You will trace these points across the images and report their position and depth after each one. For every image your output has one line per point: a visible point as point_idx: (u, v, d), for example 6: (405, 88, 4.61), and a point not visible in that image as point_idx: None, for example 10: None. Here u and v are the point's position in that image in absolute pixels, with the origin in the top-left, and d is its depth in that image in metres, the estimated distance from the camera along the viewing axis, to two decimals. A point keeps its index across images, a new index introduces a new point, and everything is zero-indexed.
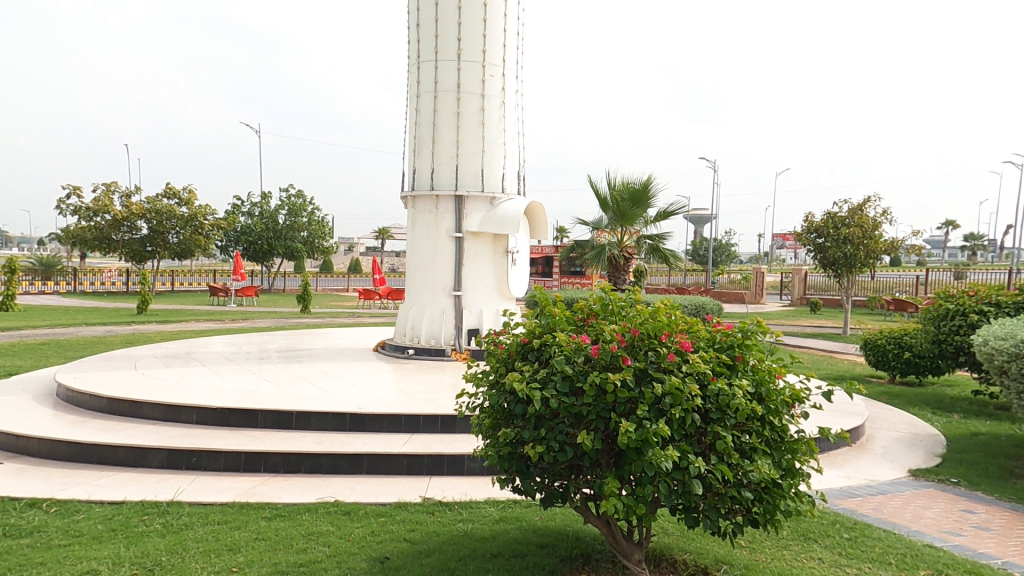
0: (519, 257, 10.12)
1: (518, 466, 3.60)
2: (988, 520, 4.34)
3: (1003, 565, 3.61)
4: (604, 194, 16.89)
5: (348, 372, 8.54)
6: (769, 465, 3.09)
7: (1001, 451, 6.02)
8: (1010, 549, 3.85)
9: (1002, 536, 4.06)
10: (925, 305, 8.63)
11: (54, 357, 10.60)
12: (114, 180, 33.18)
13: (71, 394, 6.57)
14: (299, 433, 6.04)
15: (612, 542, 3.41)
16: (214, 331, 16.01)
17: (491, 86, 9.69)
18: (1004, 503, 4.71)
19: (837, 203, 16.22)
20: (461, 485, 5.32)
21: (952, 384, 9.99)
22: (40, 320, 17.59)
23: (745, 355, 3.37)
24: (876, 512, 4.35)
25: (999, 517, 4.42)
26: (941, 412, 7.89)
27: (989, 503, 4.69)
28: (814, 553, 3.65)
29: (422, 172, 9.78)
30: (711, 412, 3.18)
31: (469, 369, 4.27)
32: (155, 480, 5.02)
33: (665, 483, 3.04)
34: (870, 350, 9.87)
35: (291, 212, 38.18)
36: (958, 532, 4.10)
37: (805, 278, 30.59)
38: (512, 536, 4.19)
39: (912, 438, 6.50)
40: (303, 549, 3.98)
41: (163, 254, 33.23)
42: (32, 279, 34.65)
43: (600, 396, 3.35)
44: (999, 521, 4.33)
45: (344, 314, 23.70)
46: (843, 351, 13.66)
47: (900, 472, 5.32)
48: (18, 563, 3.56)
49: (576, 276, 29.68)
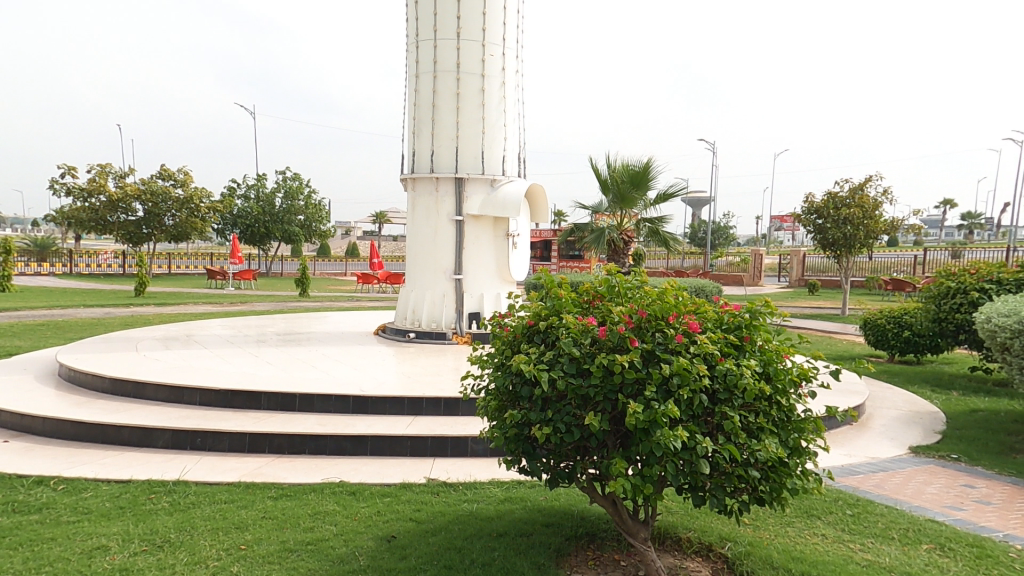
0: (520, 240, 10.07)
1: (525, 447, 3.62)
2: (989, 495, 4.40)
3: (1004, 538, 3.68)
4: (604, 176, 16.77)
5: (349, 355, 8.54)
6: (777, 444, 3.10)
7: (1000, 427, 6.11)
8: (1011, 523, 3.92)
9: (1003, 510, 4.13)
10: (926, 284, 8.66)
11: (54, 339, 10.58)
12: (108, 161, 32.76)
13: (74, 375, 6.56)
14: (302, 415, 6.06)
15: (618, 521, 3.45)
16: (213, 314, 15.99)
17: (491, 66, 9.52)
18: (1004, 477, 4.78)
19: (837, 183, 16.14)
20: (465, 466, 5.37)
21: (951, 362, 10.09)
22: (37, 302, 17.51)
23: (754, 336, 3.36)
24: (878, 489, 4.41)
25: (1000, 491, 4.49)
26: (941, 389, 7.98)
27: (990, 478, 4.76)
28: (817, 530, 3.71)
29: (421, 154, 9.66)
30: (719, 391, 3.18)
31: (473, 351, 4.26)
32: (160, 460, 5.03)
33: (673, 462, 3.06)
34: (870, 329, 9.97)
35: (288, 194, 37.89)
36: (959, 507, 4.16)
37: (803, 259, 30.68)
38: (517, 516, 4.24)
39: (911, 416, 6.57)
40: (310, 528, 4.02)
41: (159, 237, 32.99)
42: (28, 261, 34.42)
43: (608, 377, 3.34)
44: (1000, 495, 4.39)
45: (342, 297, 23.67)
46: (843, 331, 13.77)
47: (901, 450, 5.38)
48: (28, 539, 3.58)
49: (575, 260, 29.65)
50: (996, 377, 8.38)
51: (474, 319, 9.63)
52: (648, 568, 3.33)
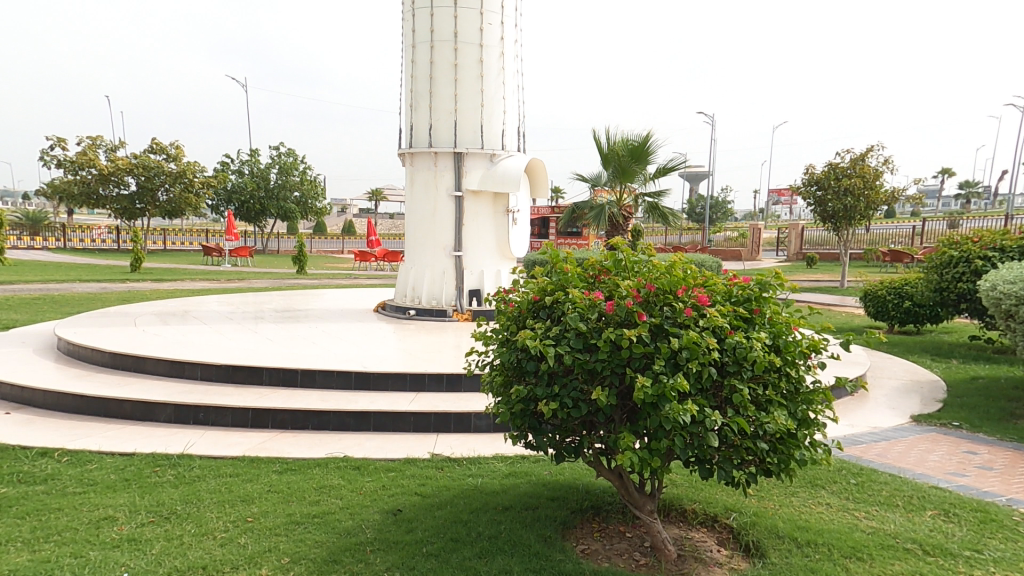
0: (520, 216, 9.96)
1: (531, 422, 3.60)
2: (991, 460, 4.46)
3: (1007, 503, 3.73)
4: (604, 149, 16.54)
5: (349, 332, 8.51)
6: (785, 416, 3.12)
7: (999, 393, 6.17)
8: (1013, 487, 3.97)
9: (1005, 475, 4.18)
10: (929, 254, 8.64)
11: (50, 312, 10.49)
12: (97, 134, 32.08)
13: (73, 348, 6.50)
14: (304, 391, 6.05)
15: (624, 494, 3.49)
16: (211, 291, 15.89)
17: (489, 35, 9.26)
18: (1006, 443, 4.84)
19: (838, 154, 15.97)
20: (468, 442, 5.40)
21: (950, 331, 10.17)
22: (32, 276, 17.34)
23: (763, 308, 3.33)
24: (881, 457, 4.46)
25: (1001, 457, 4.54)
26: (941, 358, 8.06)
27: (991, 444, 4.81)
28: (821, 499, 3.76)
29: (419, 128, 9.46)
30: (728, 364, 3.17)
31: (477, 327, 4.22)
32: (164, 434, 5.02)
33: (681, 436, 3.06)
34: (871, 301, 10.01)
35: (282, 171, 37.34)
36: (962, 473, 4.21)
37: (801, 233, 30.64)
38: (522, 490, 4.27)
39: (912, 386, 6.63)
40: (317, 501, 4.03)
41: (153, 212, 32.57)
42: (21, 235, 34.03)
43: (615, 351, 3.31)
44: (1002, 461, 4.45)
45: (340, 274, 23.57)
46: (842, 304, 13.81)
47: (903, 419, 5.43)
48: (35, 508, 3.57)
49: (573, 236, 29.50)
50: (995, 345, 8.45)
51: (475, 296, 9.59)
52: (654, 539, 3.37)
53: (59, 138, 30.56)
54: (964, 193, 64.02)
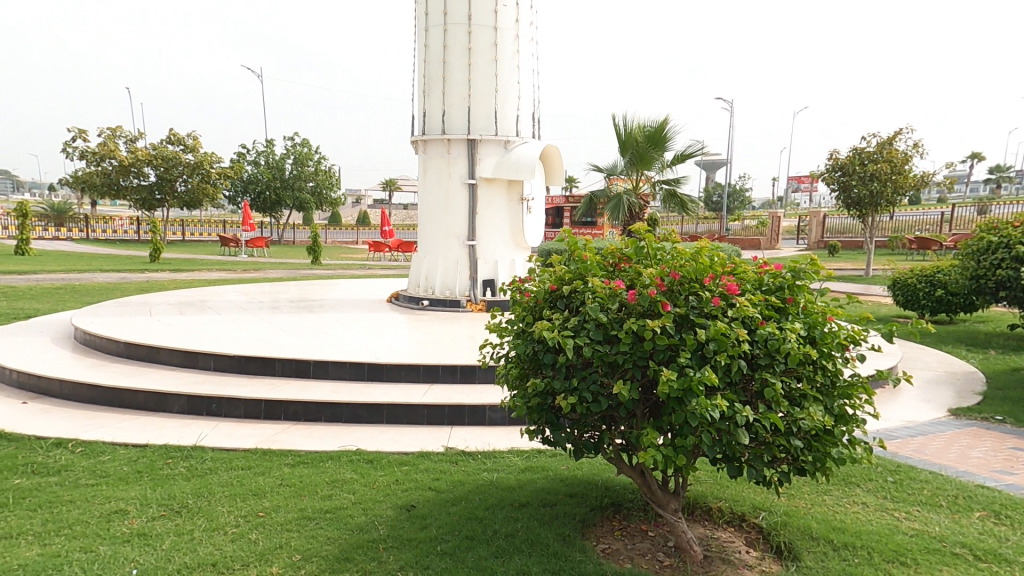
0: (535, 204, 9.75)
1: (549, 417, 3.43)
2: None
3: None
4: (621, 135, 16.16)
5: (362, 322, 8.44)
6: (821, 412, 2.86)
7: None
8: None
9: None
10: (965, 240, 8.23)
11: (71, 302, 10.62)
12: (117, 125, 32.50)
13: (89, 338, 6.52)
14: (317, 382, 5.98)
15: (647, 491, 3.33)
16: (227, 280, 16.02)
17: (504, 17, 8.99)
18: None
19: (864, 137, 15.36)
20: (483, 435, 5.28)
21: (985, 321, 9.75)
22: (56, 266, 17.67)
23: (797, 297, 3.05)
24: (919, 453, 4.22)
25: None
26: (977, 348, 7.70)
27: None
28: (857, 498, 3.55)
29: (432, 115, 9.27)
30: (760, 357, 2.92)
31: (492, 319, 4.05)
32: (177, 425, 4.99)
33: (709, 433, 2.84)
34: (900, 290, 9.66)
35: (297, 160, 37.50)
36: (1008, 471, 3.97)
37: (823, 220, 29.85)
38: (539, 486, 4.12)
39: (947, 377, 6.32)
40: (329, 496, 3.95)
41: (171, 203, 33.00)
42: (46, 226, 34.80)
43: (637, 343, 3.10)
44: None
45: (355, 265, 23.64)
46: (867, 294, 13.39)
47: (940, 412, 5.16)
48: (47, 501, 3.54)
49: (588, 226, 29.12)
50: None
51: (489, 286, 9.44)
52: (679, 538, 3.22)
53: (80, 130, 31.03)
54: (994, 177, 62.18)
